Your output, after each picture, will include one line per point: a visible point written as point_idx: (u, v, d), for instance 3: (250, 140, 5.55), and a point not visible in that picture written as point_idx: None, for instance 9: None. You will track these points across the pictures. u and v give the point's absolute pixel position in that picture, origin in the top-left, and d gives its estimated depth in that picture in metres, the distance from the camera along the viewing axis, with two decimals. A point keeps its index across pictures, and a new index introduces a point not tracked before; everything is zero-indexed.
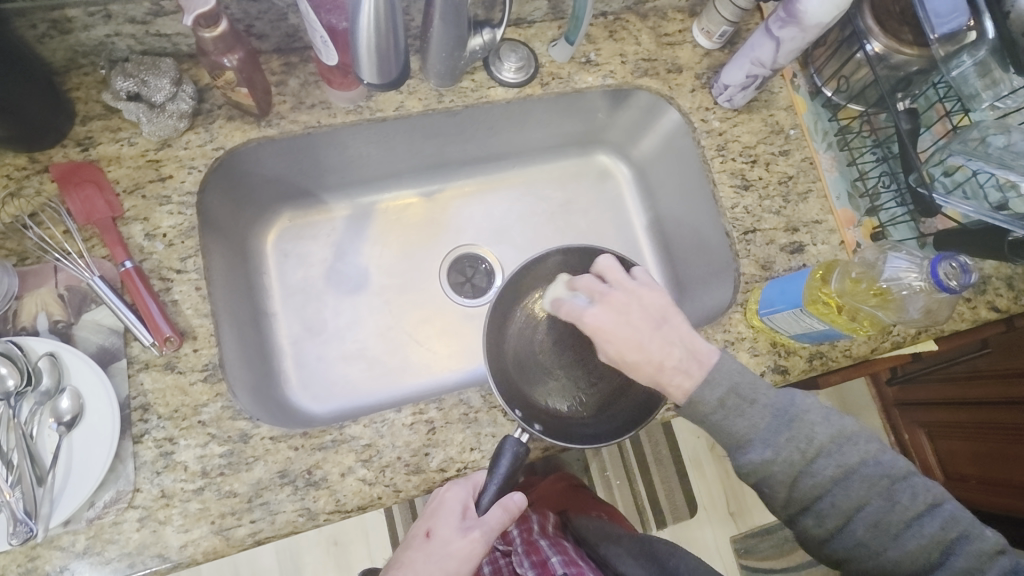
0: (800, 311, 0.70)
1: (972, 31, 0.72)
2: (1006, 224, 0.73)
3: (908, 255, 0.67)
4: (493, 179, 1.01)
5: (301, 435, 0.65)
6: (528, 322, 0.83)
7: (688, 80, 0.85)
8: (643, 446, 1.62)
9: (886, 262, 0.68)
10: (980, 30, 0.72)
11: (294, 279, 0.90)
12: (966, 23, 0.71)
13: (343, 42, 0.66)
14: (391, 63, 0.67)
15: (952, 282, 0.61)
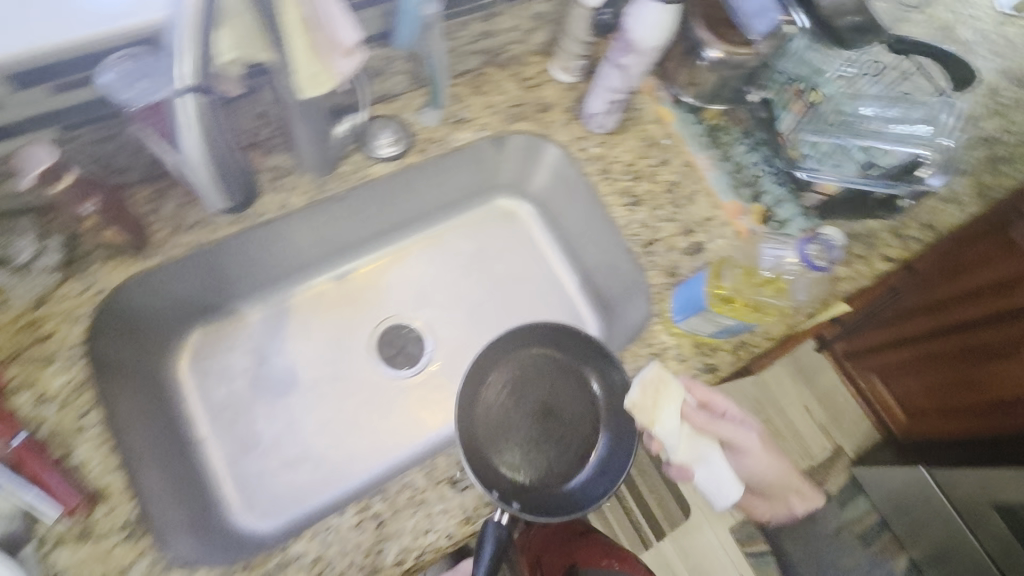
0: (707, 311, 0.74)
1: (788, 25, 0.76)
2: (869, 186, 0.84)
3: (780, 244, 0.82)
4: (404, 247, 1.01)
5: (243, 567, 0.61)
6: (497, 400, 0.79)
7: (559, 116, 0.89)
8: None
9: (767, 253, 0.81)
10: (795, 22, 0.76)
11: (219, 397, 0.87)
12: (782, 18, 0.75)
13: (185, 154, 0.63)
14: (232, 175, 0.65)
15: (820, 258, 0.77)
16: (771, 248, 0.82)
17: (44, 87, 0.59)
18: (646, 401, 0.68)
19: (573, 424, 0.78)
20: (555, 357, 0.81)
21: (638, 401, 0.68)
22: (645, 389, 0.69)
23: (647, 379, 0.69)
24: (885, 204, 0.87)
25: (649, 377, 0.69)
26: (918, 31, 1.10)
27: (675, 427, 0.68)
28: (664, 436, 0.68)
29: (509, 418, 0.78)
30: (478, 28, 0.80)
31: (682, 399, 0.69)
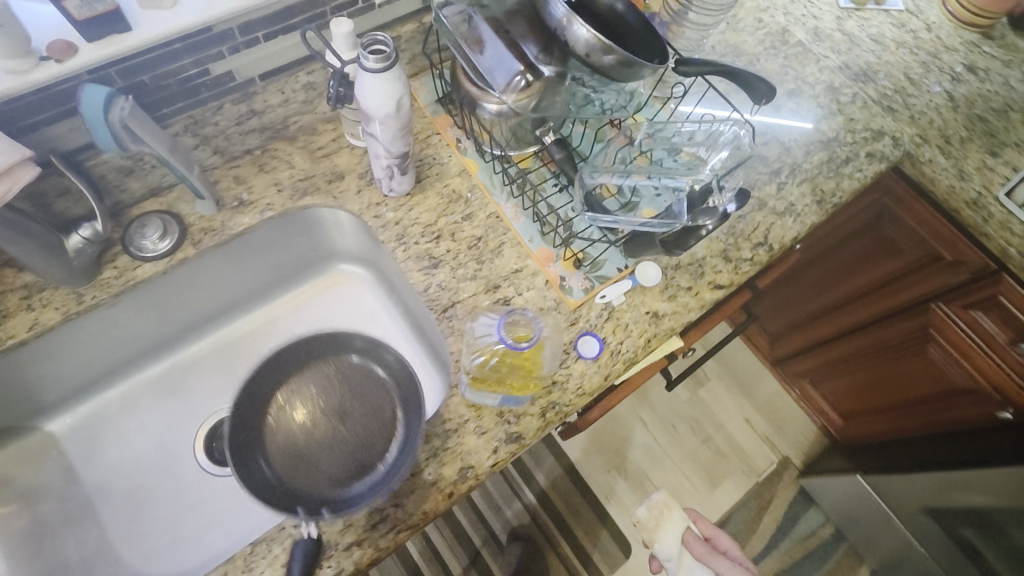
0: (468, 388, 0.73)
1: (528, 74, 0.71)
2: (646, 226, 0.79)
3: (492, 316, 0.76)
4: (232, 333, 0.97)
5: None
6: (282, 429, 0.65)
7: (351, 183, 0.85)
8: (558, 501, 1.57)
9: (481, 328, 0.75)
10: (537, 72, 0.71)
11: (19, 527, 0.80)
12: (518, 69, 0.71)
13: None
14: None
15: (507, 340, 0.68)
16: (486, 323, 0.75)
17: None
18: (650, 521, 0.82)
19: (359, 398, 0.67)
20: (317, 366, 0.68)
21: (648, 526, 0.82)
22: (652, 509, 0.82)
23: (658, 502, 0.82)
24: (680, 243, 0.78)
25: (657, 501, 0.82)
26: (749, 39, 1.07)
27: (667, 551, 0.81)
28: (661, 552, 0.81)
29: (309, 441, 0.65)
30: (236, 108, 0.81)
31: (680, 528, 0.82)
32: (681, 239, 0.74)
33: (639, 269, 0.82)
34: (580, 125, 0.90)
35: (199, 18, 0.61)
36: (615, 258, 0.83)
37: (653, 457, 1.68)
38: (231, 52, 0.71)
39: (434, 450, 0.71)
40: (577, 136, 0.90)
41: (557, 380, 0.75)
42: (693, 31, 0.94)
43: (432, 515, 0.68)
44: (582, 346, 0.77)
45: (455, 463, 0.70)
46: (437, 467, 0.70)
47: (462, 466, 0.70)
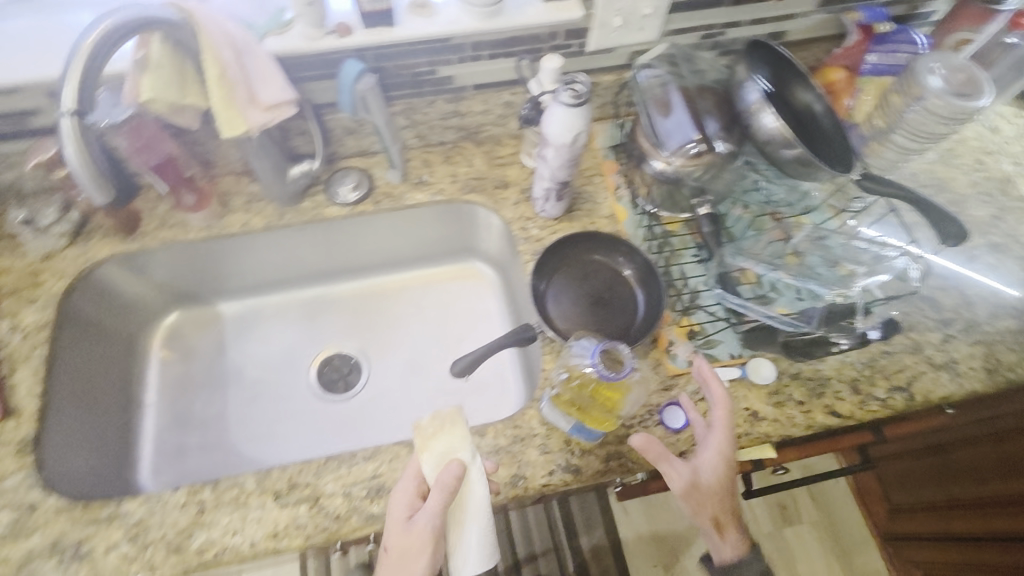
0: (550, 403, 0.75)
1: (702, 145, 0.76)
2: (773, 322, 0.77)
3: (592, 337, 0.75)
4: (371, 286, 1.11)
5: (81, 508, 0.70)
6: (562, 302, 0.85)
7: (512, 195, 0.94)
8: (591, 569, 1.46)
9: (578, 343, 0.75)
10: (710, 145, 0.76)
11: (175, 373, 1.01)
12: (694, 137, 0.76)
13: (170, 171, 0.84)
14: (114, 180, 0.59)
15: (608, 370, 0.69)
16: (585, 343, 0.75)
17: None
18: (428, 429, 0.69)
19: (625, 300, 0.85)
20: (591, 250, 0.87)
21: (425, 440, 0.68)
22: (441, 421, 0.69)
23: (444, 413, 0.70)
24: (801, 350, 0.79)
25: (451, 415, 0.70)
26: (961, 178, 0.98)
27: (430, 470, 0.66)
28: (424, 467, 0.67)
29: (559, 316, 0.84)
30: (444, 106, 0.90)
31: (454, 455, 0.67)
32: (810, 348, 0.78)
33: (754, 364, 0.80)
34: (740, 207, 0.90)
35: (445, 29, 0.76)
36: (732, 345, 0.81)
37: None
38: (458, 61, 0.84)
39: (496, 448, 0.75)
40: (732, 218, 0.89)
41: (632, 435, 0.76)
42: (893, 152, 0.89)
43: None
44: (666, 414, 0.77)
45: (511, 468, 0.74)
46: (493, 463, 0.74)
47: (515, 473, 0.73)
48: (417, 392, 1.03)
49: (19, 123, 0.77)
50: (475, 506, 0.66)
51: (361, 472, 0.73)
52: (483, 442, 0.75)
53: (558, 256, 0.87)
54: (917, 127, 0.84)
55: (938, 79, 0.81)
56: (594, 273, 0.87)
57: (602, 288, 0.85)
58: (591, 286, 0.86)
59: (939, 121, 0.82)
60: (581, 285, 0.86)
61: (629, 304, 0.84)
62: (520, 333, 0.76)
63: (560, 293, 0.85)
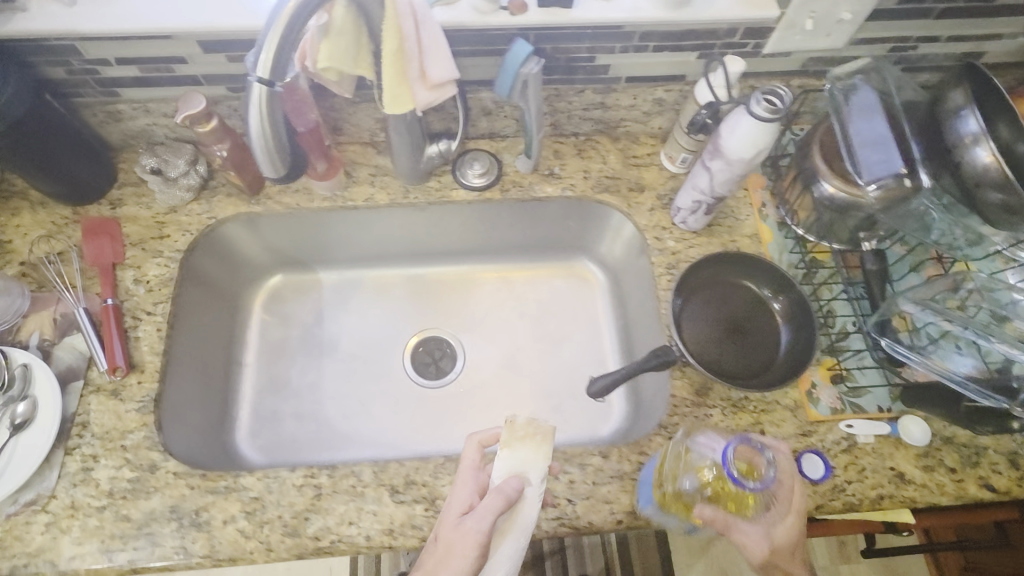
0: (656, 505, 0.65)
1: (908, 180, 0.65)
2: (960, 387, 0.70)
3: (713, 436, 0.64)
4: (473, 271, 1.07)
5: (200, 475, 0.69)
6: (696, 325, 0.79)
7: (648, 199, 0.87)
8: None
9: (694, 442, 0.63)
10: (915, 181, 0.66)
11: (273, 337, 1.00)
12: (900, 169, 0.65)
13: (312, 140, 0.78)
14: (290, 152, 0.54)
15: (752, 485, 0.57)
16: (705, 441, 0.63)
17: (220, 56, 0.72)
18: (518, 431, 0.63)
19: (765, 327, 0.78)
20: (729, 269, 0.80)
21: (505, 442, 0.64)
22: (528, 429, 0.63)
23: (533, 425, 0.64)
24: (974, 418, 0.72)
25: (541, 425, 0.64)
26: None
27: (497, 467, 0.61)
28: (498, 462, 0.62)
29: (692, 340, 0.78)
30: (592, 96, 0.84)
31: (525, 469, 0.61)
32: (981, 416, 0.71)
33: (904, 421, 0.73)
34: (901, 246, 0.82)
35: (624, 17, 0.69)
36: (884, 398, 0.75)
37: None
38: (620, 50, 0.76)
39: (621, 474, 0.71)
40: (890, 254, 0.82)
41: None
42: None
43: (594, 529, 0.69)
44: (804, 463, 0.71)
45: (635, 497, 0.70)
46: (617, 490, 0.70)
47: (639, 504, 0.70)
48: (513, 388, 0.99)
49: (163, 69, 0.73)
50: (520, 525, 0.59)
51: None
52: (606, 464, 0.71)
53: (698, 274, 0.80)
54: None
55: None
56: (732, 295, 0.80)
57: (740, 312, 0.80)
58: (728, 309, 0.80)
59: None
60: (717, 308, 0.80)
61: (773, 336, 0.78)
62: (655, 357, 0.70)
63: (694, 315, 0.79)
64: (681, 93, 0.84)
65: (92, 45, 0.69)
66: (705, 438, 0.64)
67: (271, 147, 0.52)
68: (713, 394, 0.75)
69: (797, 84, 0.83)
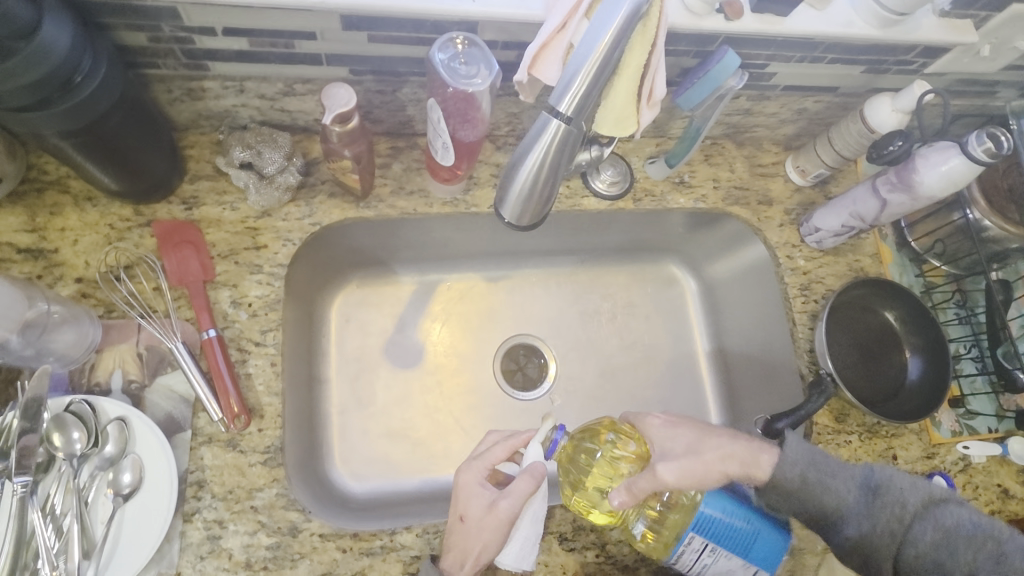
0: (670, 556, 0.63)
1: None
2: None
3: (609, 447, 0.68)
4: (565, 271, 0.99)
5: (350, 535, 0.60)
6: (834, 354, 0.79)
7: (777, 214, 0.84)
8: None
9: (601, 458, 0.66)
10: None
11: (353, 348, 0.89)
12: None
13: (463, 150, 0.64)
14: (543, 203, 0.47)
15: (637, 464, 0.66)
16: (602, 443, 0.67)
17: (361, 34, 0.58)
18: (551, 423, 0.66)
19: (893, 357, 0.80)
20: (862, 298, 0.81)
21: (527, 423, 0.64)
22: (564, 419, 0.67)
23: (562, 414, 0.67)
24: None
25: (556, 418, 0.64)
26: None
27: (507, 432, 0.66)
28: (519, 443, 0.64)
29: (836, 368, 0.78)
30: (744, 103, 0.78)
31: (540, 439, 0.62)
32: None
33: (1011, 442, 0.79)
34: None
35: (826, 31, 0.64)
36: (992, 423, 0.80)
37: None
38: (799, 59, 0.70)
39: None
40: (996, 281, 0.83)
41: None
42: None
43: None
44: None
45: None
46: None
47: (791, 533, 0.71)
48: (610, 398, 0.95)
49: (280, 44, 0.58)
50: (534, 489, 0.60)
51: None
52: None
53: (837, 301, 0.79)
54: None
55: None
56: (863, 323, 0.81)
57: (869, 340, 0.80)
58: (859, 337, 0.80)
59: None
60: (850, 336, 0.80)
61: (901, 365, 0.79)
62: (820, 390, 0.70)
63: (834, 344, 0.79)
64: (828, 104, 0.80)
65: (199, 10, 0.53)
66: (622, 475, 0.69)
67: (533, 197, 0.45)
68: (850, 420, 0.77)
69: None
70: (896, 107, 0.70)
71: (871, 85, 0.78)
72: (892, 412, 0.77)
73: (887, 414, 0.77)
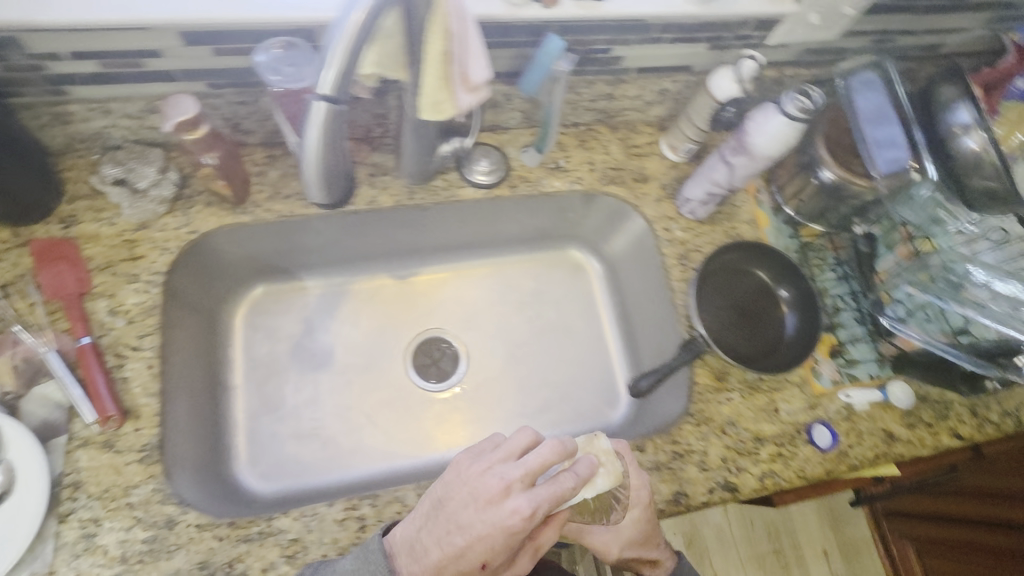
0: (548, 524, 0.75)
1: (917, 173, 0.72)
2: (952, 356, 0.77)
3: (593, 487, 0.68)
4: (471, 265, 1.03)
5: (226, 524, 0.63)
6: (710, 317, 0.83)
7: (654, 190, 0.88)
8: None
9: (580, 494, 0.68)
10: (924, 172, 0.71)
11: (261, 353, 0.91)
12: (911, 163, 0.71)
13: None
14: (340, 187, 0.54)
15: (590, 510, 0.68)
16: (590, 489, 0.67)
17: (205, 48, 0.62)
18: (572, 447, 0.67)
19: (768, 315, 0.84)
20: (735, 262, 0.85)
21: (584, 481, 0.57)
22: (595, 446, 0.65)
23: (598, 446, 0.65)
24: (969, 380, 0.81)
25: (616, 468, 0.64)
26: None
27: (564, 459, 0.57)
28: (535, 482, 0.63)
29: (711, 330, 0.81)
30: (603, 88, 0.82)
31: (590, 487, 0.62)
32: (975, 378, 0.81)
33: (892, 387, 0.82)
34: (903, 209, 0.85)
35: (650, 12, 0.69)
36: (873, 370, 0.83)
37: (721, 541, 1.65)
38: (638, 42, 0.75)
39: (657, 464, 0.74)
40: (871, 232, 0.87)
41: (784, 453, 0.77)
42: None
43: None
44: (814, 434, 0.79)
45: (673, 485, 0.73)
46: (655, 480, 0.73)
47: (678, 491, 0.73)
48: (520, 382, 0.98)
49: (130, 63, 0.62)
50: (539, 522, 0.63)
51: None
52: (643, 457, 0.74)
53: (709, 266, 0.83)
54: None
55: None
56: (738, 286, 0.85)
57: (744, 301, 0.84)
58: (734, 299, 0.85)
59: None
60: (725, 299, 0.84)
61: (778, 322, 0.83)
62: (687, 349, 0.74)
63: (708, 307, 0.83)
64: (686, 84, 0.85)
65: (42, 37, 0.57)
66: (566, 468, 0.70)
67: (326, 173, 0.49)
68: (731, 378, 0.80)
69: (788, 72, 0.87)
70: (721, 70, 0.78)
71: (721, 60, 0.82)
72: (766, 366, 0.81)
73: (763, 368, 0.80)
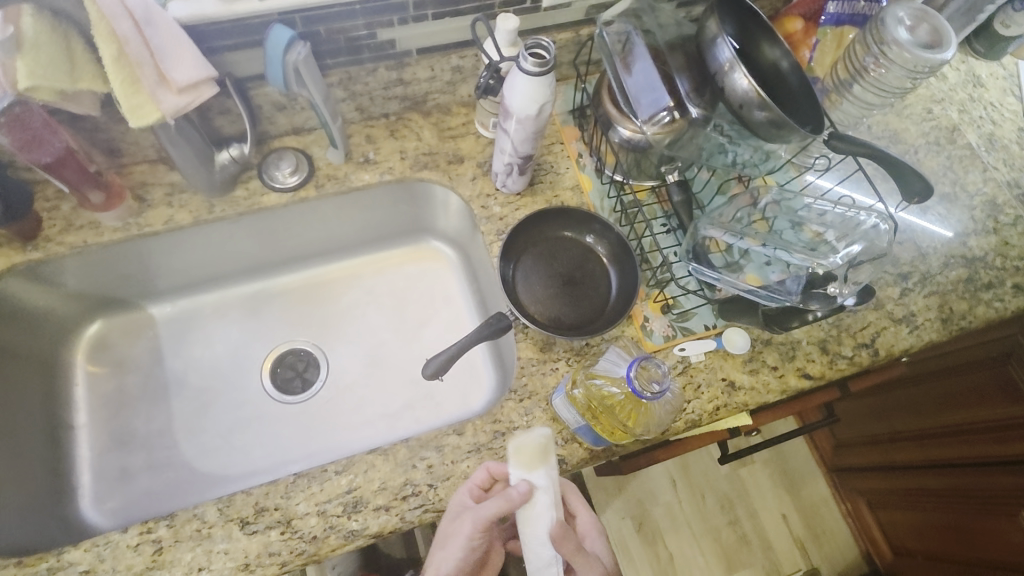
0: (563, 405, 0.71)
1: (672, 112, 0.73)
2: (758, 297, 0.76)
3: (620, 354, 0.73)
4: (323, 272, 1.01)
5: (16, 563, 0.63)
6: (533, 290, 0.81)
7: (469, 169, 0.86)
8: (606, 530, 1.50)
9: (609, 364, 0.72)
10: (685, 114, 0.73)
11: (106, 389, 0.91)
12: (666, 105, 0.73)
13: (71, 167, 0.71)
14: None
15: (646, 390, 0.65)
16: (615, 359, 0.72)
17: None
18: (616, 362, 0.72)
19: (592, 279, 0.82)
20: (555, 232, 0.84)
21: (524, 493, 0.61)
22: (527, 447, 0.61)
23: (529, 440, 0.61)
24: (779, 321, 0.77)
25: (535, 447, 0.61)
26: (913, 128, 0.99)
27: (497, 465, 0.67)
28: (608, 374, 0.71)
29: (531, 302, 0.80)
30: (387, 74, 0.81)
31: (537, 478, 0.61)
32: (785, 317, 0.76)
33: (728, 333, 0.79)
34: (706, 171, 0.88)
35: None
36: (705, 319, 0.80)
37: (673, 519, 1.53)
38: (399, 22, 0.75)
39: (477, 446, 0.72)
40: (699, 182, 0.88)
41: None
42: (854, 106, 0.84)
43: None
44: None
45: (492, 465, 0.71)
46: (474, 462, 0.71)
47: None
48: (380, 383, 0.95)
49: None
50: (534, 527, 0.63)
51: (334, 487, 0.69)
52: (462, 440, 0.72)
53: (525, 239, 0.82)
54: (886, 82, 0.79)
55: (904, 30, 0.76)
56: (562, 255, 0.83)
57: (571, 269, 0.82)
58: (559, 268, 0.82)
59: (906, 77, 0.78)
60: (548, 270, 0.82)
61: (604, 283, 0.82)
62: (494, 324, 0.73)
63: (529, 281, 0.81)
64: (477, 58, 0.84)
65: None
66: (606, 360, 0.73)
67: None
68: (556, 348, 0.78)
69: (586, 33, 0.85)
70: (471, 39, 0.80)
71: None
72: (591, 328, 0.78)
73: (588, 330, 0.78)
